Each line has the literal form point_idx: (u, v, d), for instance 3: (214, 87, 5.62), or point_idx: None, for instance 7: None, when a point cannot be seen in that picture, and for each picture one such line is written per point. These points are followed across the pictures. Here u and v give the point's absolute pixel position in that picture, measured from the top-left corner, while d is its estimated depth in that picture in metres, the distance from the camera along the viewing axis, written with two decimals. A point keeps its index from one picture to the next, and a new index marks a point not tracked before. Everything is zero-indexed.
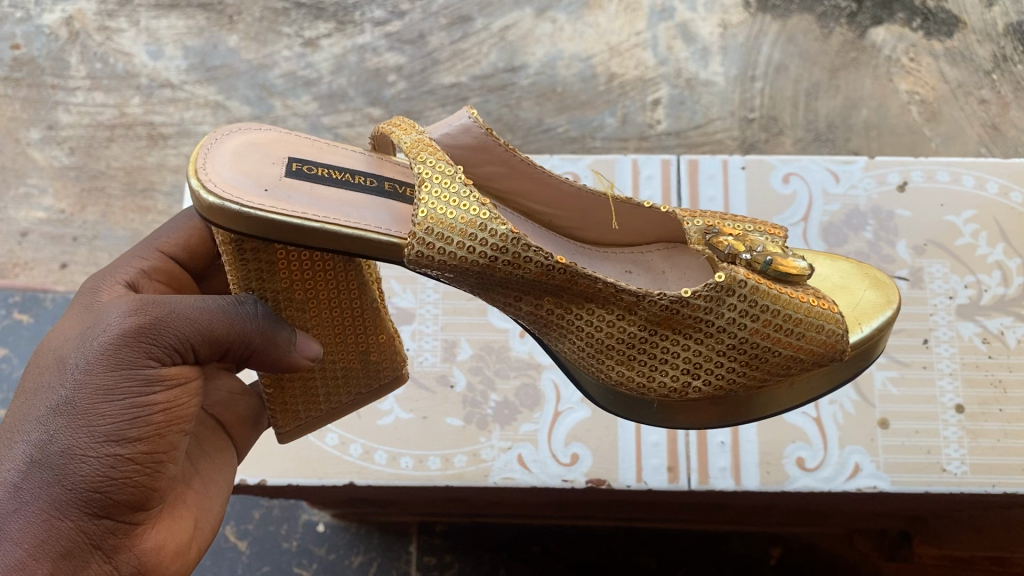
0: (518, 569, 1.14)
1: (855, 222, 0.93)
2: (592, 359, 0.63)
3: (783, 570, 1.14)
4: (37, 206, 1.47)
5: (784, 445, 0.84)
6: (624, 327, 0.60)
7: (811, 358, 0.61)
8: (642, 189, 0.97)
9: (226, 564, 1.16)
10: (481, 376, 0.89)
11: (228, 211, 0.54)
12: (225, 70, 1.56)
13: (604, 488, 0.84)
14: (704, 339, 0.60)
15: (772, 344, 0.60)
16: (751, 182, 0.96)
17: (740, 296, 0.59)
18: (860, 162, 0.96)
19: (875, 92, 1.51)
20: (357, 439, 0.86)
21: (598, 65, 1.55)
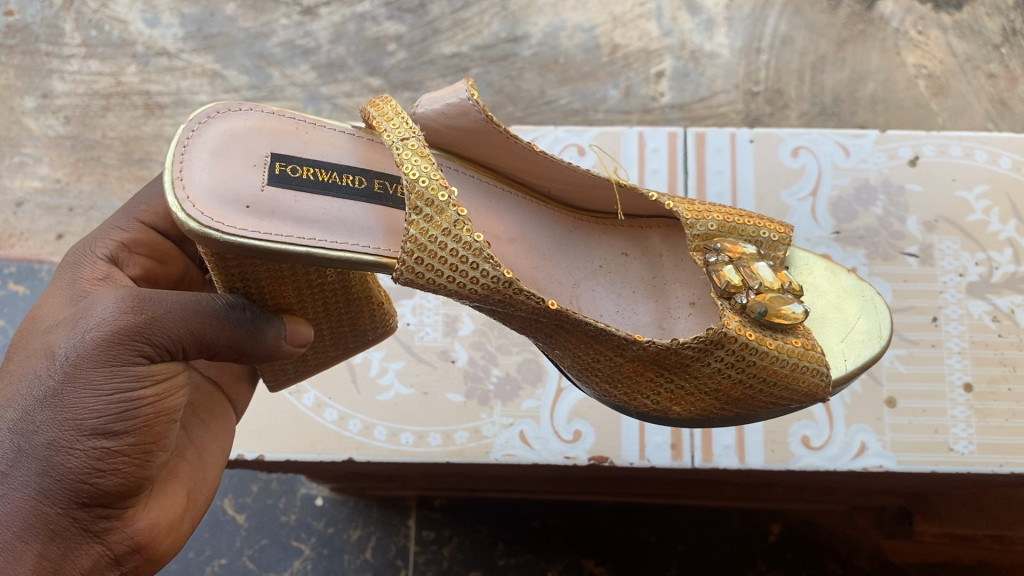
0: (517, 544, 1.14)
1: (865, 197, 0.92)
2: (580, 372, 0.64)
3: (783, 548, 1.14)
4: (33, 176, 1.45)
5: (791, 423, 0.83)
6: (613, 357, 0.61)
7: (789, 401, 0.63)
8: (648, 162, 0.95)
9: (224, 537, 1.17)
10: (483, 351, 0.87)
11: (210, 239, 0.52)
12: (223, 38, 1.54)
13: (606, 465, 0.83)
14: (689, 375, 0.61)
15: (754, 389, 0.61)
16: (759, 155, 0.94)
17: (730, 350, 0.59)
18: (871, 136, 0.94)
19: (882, 65, 1.49)
20: (357, 415, 0.85)
21: (602, 36, 1.52)
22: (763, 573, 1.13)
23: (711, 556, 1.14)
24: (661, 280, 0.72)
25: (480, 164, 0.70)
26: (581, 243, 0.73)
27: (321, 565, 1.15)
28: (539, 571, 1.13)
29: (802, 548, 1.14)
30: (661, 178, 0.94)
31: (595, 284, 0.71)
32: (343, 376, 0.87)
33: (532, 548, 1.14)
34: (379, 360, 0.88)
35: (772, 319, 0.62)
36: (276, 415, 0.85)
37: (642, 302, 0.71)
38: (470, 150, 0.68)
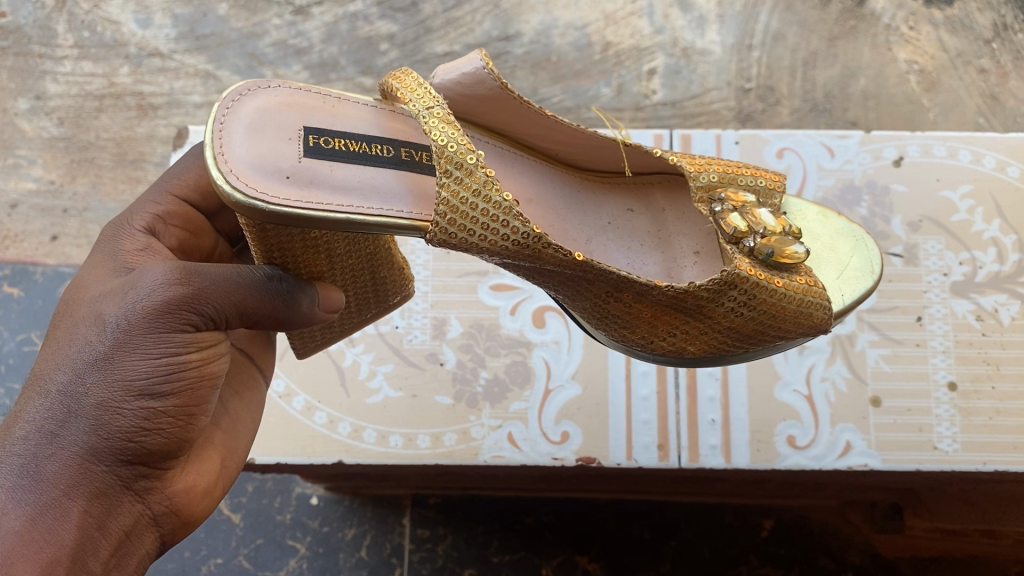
0: (512, 540, 1.16)
1: (849, 197, 0.92)
2: (599, 320, 0.66)
3: (775, 543, 1.16)
4: (27, 177, 1.45)
5: (776, 423, 0.84)
6: (631, 302, 0.62)
7: (797, 331, 0.66)
8: None
9: (220, 537, 1.19)
10: (471, 354, 0.88)
11: (253, 209, 0.51)
12: (214, 38, 1.53)
13: (593, 466, 0.84)
14: (704, 317, 0.63)
15: (764, 324, 0.64)
16: (745, 157, 0.94)
17: (742, 290, 0.61)
18: (856, 136, 0.94)
19: (874, 61, 1.49)
20: (346, 417, 0.86)
21: (593, 34, 1.52)
22: (755, 568, 1.15)
23: (705, 553, 1.15)
24: (665, 232, 0.74)
25: (494, 131, 0.71)
26: (588, 202, 0.74)
27: (316, 564, 1.17)
28: (533, 567, 1.15)
29: (793, 543, 1.17)
30: None
31: (605, 239, 0.72)
32: (331, 378, 0.87)
33: (526, 543, 1.16)
34: (368, 362, 0.88)
35: (779, 260, 0.64)
36: (266, 418, 0.85)
37: (649, 254, 0.72)
38: (488, 118, 0.69)
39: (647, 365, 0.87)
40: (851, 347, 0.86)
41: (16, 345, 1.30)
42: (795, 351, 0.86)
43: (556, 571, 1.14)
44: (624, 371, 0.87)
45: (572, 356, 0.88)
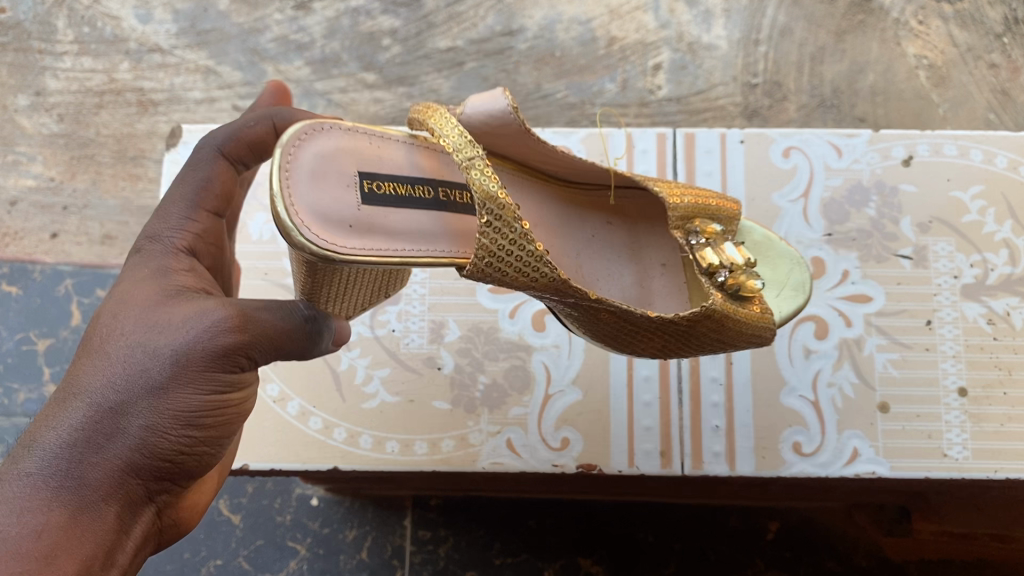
0: (514, 543, 1.20)
1: (857, 198, 0.89)
2: (577, 324, 0.66)
3: (780, 545, 1.20)
4: (27, 174, 1.44)
5: (781, 429, 0.83)
6: (614, 322, 0.63)
7: (743, 348, 0.71)
8: (637, 164, 0.91)
9: (220, 537, 1.22)
10: (469, 358, 0.86)
11: (324, 259, 0.53)
12: (216, 33, 1.51)
13: (594, 473, 0.82)
14: (681, 337, 0.66)
15: (724, 344, 0.69)
16: (750, 157, 0.90)
17: (717, 317, 0.66)
18: (864, 135, 0.91)
19: (882, 56, 1.47)
20: (342, 423, 0.84)
21: (598, 29, 1.50)
22: (761, 570, 1.19)
23: (709, 555, 1.20)
24: (640, 245, 0.78)
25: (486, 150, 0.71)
26: (572, 214, 0.76)
27: (316, 565, 1.21)
28: (535, 569, 1.19)
29: (799, 544, 1.20)
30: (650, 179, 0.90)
31: (589, 252, 0.75)
32: (327, 384, 0.85)
33: (527, 545, 1.20)
34: (365, 367, 0.86)
35: (738, 292, 0.70)
36: (259, 425, 0.83)
37: (625, 265, 0.76)
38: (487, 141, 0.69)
39: (650, 369, 0.85)
40: (859, 351, 0.84)
41: (15, 343, 1.31)
42: (800, 356, 0.85)
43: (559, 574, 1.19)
44: (625, 377, 0.85)
45: (573, 361, 0.86)
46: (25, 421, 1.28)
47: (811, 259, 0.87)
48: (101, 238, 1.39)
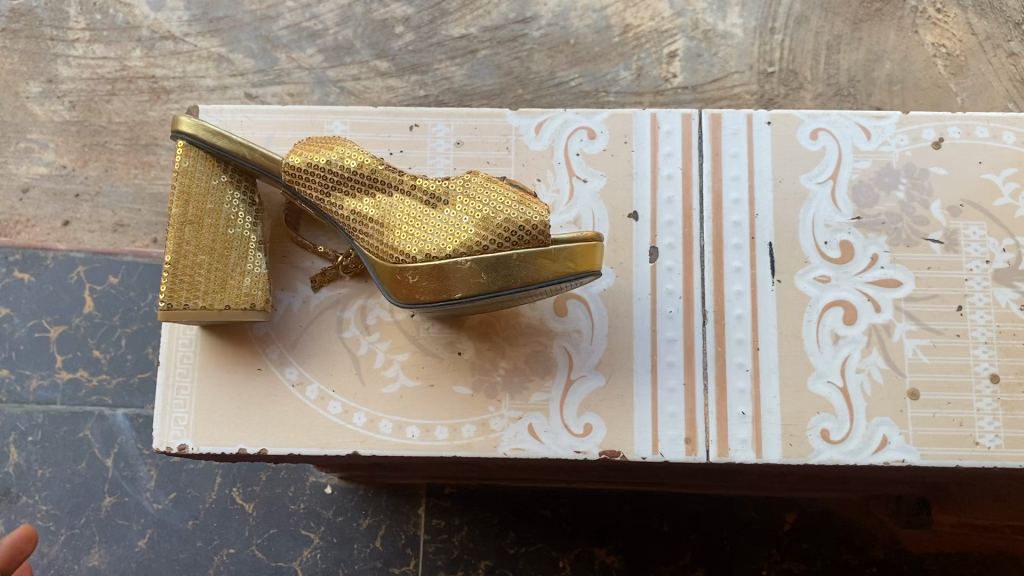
0: (526, 532, 1.20)
1: (887, 180, 0.87)
2: (377, 237, 0.76)
3: (796, 537, 1.19)
4: (39, 162, 1.43)
5: (810, 416, 0.81)
6: (398, 203, 0.77)
7: (519, 229, 0.72)
8: (661, 145, 0.88)
9: (233, 526, 1.22)
10: (490, 343, 0.84)
11: None
12: (228, 21, 1.50)
13: (617, 460, 0.81)
14: (454, 210, 0.74)
15: (498, 211, 0.73)
16: (778, 138, 0.88)
17: (476, 181, 0.75)
18: (893, 116, 0.89)
19: (899, 44, 1.45)
20: (361, 407, 0.83)
21: (612, 16, 1.49)
22: (777, 561, 1.18)
23: (725, 547, 1.19)
24: None
25: None
26: None
27: (331, 554, 1.21)
28: (550, 560, 1.19)
29: (816, 536, 1.19)
30: (675, 162, 0.88)
31: None
32: (345, 366, 0.84)
33: (541, 535, 1.20)
34: (384, 350, 0.84)
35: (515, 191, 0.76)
36: (279, 408, 0.83)
37: None
38: None
39: (675, 355, 0.83)
40: (888, 337, 0.83)
41: (27, 331, 1.31)
42: (828, 342, 0.83)
43: (575, 563, 1.19)
44: (649, 363, 0.83)
45: (595, 346, 0.84)
46: (38, 409, 1.28)
47: (839, 243, 0.85)
48: (113, 226, 1.38)
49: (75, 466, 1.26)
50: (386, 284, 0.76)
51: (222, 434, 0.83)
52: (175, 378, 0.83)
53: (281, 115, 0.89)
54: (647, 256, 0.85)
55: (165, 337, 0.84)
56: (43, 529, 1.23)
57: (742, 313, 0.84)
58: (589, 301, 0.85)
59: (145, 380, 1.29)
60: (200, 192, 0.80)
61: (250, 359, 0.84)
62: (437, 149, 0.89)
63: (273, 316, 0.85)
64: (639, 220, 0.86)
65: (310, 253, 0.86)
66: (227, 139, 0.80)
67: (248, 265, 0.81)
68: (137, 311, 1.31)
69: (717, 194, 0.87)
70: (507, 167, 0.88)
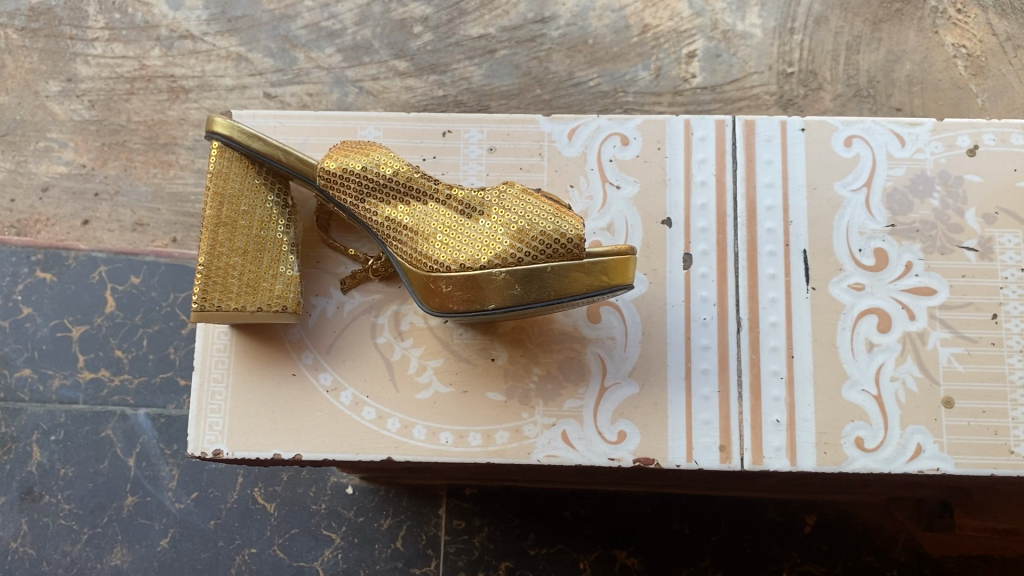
0: (547, 533, 1.20)
1: (921, 187, 0.87)
2: (411, 245, 0.76)
3: (817, 539, 1.19)
4: (58, 161, 1.42)
5: (844, 424, 0.82)
6: (432, 212, 0.77)
7: (555, 242, 0.72)
8: (695, 151, 0.88)
9: (254, 526, 1.23)
10: (523, 350, 0.84)
11: None
12: (247, 20, 1.49)
13: (652, 467, 0.81)
14: (489, 220, 0.75)
15: (534, 223, 0.73)
16: (811, 145, 0.88)
17: (511, 192, 0.76)
18: (928, 123, 0.88)
19: (919, 45, 1.45)
20: (395, 413, 0.83)
21: (632, 16, 1.48)
22: (798, 564, 1.18)
23: (745, 548, 1.19)
24: None
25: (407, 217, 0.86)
26: None
27: (352, 554, 1.21)
28: (571, 561, 1.19)
29: (837, 539, 1.19)
30: (708, 169, 0.88)
31: None
32: (379, 372, 0.85)
33: (562, 536, 1.20)
34: (418, 356, 0.85)
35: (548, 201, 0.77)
36: (313, 413, 0.84)
37: None
38: None
39: (709, 362, 0.83)
40: (922, 345, 0.83)
41: (49, 331, 1.31)
42: (863, 350, 0.83)
43: (595, 565, 1.19)
44: (683, 370, 0.83)
45: (628, 353, 0.84)
46: (60, 409, 1.28)
47: (874, 251, 0.85)
48: (133, 225, 1.38)
49: (98, 465, 1.26)
50: (418, 291, 0.77)
51: (256, 439, 0.83)
52: (210, 382, 0.84)
53: (314, 121, 0.89)
54: (681, 262, 0.86)
55: (200, 341, 0.85)
56: (66, 528, 1.24)
57: (777, 321, 0.84)
58: (623, 308, 0.85)
59: (167, 380, 1.30)
60: (235, 194, 0.80)
61: (284, 364, 0.85)
62: (470, 155, 0.89)
63: (307, 322, 0.86)
64: (673, 226, 0.86)
65: (341, 256, 0.87)
66: (262, 142, 0.80)
67: (280, 268, 0.81)
68: (159, 310, 1.31)
69: (752, 200, 0.87)
70: (541, 173, 0.89)
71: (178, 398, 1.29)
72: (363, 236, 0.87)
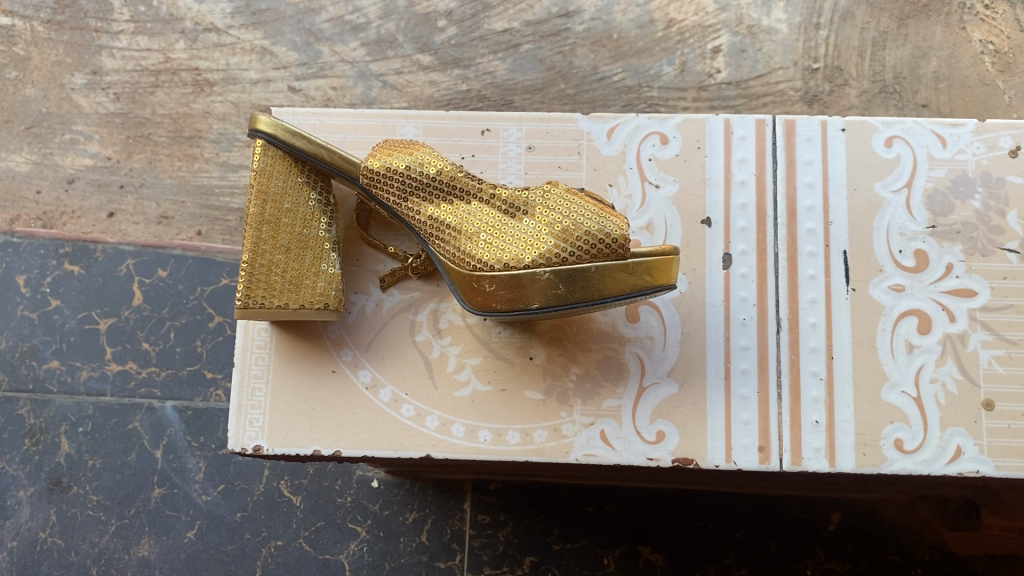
0: (571, 529, 1.21)
1: (962, 189, 0.87)
2: (453, 243, 0.76)
3: (842, 536, 1.19)
4: (84, 153, 1.41)
5: (883, 426, 0.82)
6: (476, 211, 0.78)
7: (599, 242, 0.73)
8: (734, 151, 0.88)
9: (280, 518, 1.23)
10: (561, 349, 0.85)
11: None
12: (271, 13, 1.47)
13: (690, 468, 0.82)
14: (534, 220, 0.76)
15: (579, 222, 0.74)
16: (851, 146, 0.88)
17: (556, 193, 0.77)
18: (969, 124, 0.88)
19: (946, 41, 1.42)
20: (434, 411, 0.84)
21: (656, 11, 1.46)
22: (821, 561, 1.18)
23: (770, 545, 1.19)
24: None
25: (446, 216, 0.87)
26: None
27: (377, 547, 1.22)
28: (595, 557, 1.19)
29: (861, 537, 1.19)
30: (748, 169, 0.88)
31: None
32: (418, 370, 0.85)
33: (587, 532, 1.20)
34: (456, 354, 0.85)
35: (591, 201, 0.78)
36: (352, 410, 0.84)
37: None
38: None
39: (748, 363, 0.83)
40: (963, 347, 0.83)
41: (77, 323, 1.32)
42: (903, 352, 0.83)
43: (619, 561, 1.19)
44: (723, 370, 0.83)
45: (667, 353, 0.84)
46: (87, 400, 1.29)
47: (914, 252, 0.85)
48: (157, 218, 1.37)
49: (125, 457, 1.27)
50: (461, 290, 0.77)
51: (296, 436, 0.84)
52: (250, 379, 0.85)
53: (353, 119, 0.90)
54: (721, 262, 0.86)
55: (240, 339, 0.86)
56: (94, 519, 1.25)
57: (817, 321, 0.84)
58: (662, 308, 0.85)
59: (193, 373, 1.30)
60: (278, 192, 0.81)
61: (323, 362, 0.85)
62: (508, 153, 0.89)
63: (346, 319, 0.86)
64: (712, 226, 0.86)
65: (380, 253, 0.87)
66: (306, 140, 0.81)
67: (322, 265, 0.82)
68: (186, 303, 1.32)
69: (792, 200, 0.87)
70: (580, 171, 0.89)
71: (205, 391, 1.29)
72: (401, 234, 0.88)
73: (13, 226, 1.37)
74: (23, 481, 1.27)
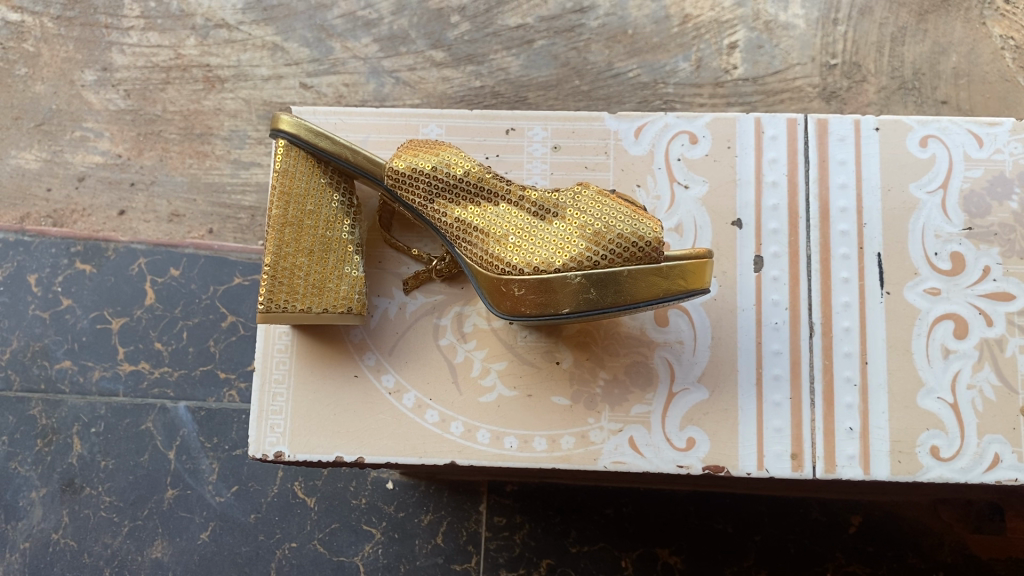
0: (590, 531, 1.19)
1: (999, 189, 0.85)
2: (482, 246, 0.75)
3: (863, 539, 1.17)
4: (94, 150, 1.40)
5: (919, 433, 0.80)
6: (505, 213, 0.76)
7: (632, 246, 0.71)
8: (765, 151, 0.87)
9: (295, 520, 1.22)
10: (589, 353, 0.83)
11: None
12: (283, 9, 1.45)
13: (721, 475, 0.80)
14: (564, 224, 0.74)
15: (611, 226, 0.72)
16: (885, 145, 0.86)
17: (587, 195, 0.75)
18: (1006, 123, 0.86)
19: (966, 36, 1.40)
20: (459, 417, 0.82)
21: (672, 6, 1.45)
22: (842, 565, 1.17)
23: (790, 548, 1.17)
24: None
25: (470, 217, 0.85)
26: None
27: (392, 549, 1.20)
28: (613, 559, 1.18)
29: (883, 540, 1.17)
30: (780, 169, 0.86)
31: None
32: (443, 375, 0.84)
33: (605, 535, 1.19)
34: (481, 359, 0.84)
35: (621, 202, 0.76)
36: (376, 416, 0.83)
37: None
38: None
39: (781, 368, 0.82)
40: (1000, 352, 0.81)
41: (89, 323, 1.31)
42: (939, 357, 0.81)
43: (637, 563, 1.18)
44: (755, 375, 0.82)
45: (697, 358, 0.83)
46: (99, 401, 1.28)
47: (950, 254, 0.83)
48: (168, 216, 1.36)
49: (138, 458, 1.26)
50: (488, 294, 0.76)
51: (319, 441, 0.83)
52: (271, 384, 0.84)
53: (375, 118, 0.89)
54: (752, 265, 0.84)
55: (261, 343, 0.84)
56: (106, 520, 1.24)
57: (850, 325, 0.82)
58: (691, 313, 0.83)
59: (207, 373, 1.29)
60: (301, 193, 0.80)
61: (346, 367, 0.84)
62: (533, 153, 0.88)
63: (369, 322, 0.85)
64: (743, 228, 0.85)
65: (403, 255, 0.86)
66: (329, 140, 0.79)
67: (346, 268, 0.80)
68: (199, 302, 1.31)
69: (825, 202, 0.85)
70: (607, 171, 0.87)
71: (218, 392, 1.28)
72: (424, 235, 0.86)
73: (24, 224, 1.35)
74: (36, 482, 1.26)
